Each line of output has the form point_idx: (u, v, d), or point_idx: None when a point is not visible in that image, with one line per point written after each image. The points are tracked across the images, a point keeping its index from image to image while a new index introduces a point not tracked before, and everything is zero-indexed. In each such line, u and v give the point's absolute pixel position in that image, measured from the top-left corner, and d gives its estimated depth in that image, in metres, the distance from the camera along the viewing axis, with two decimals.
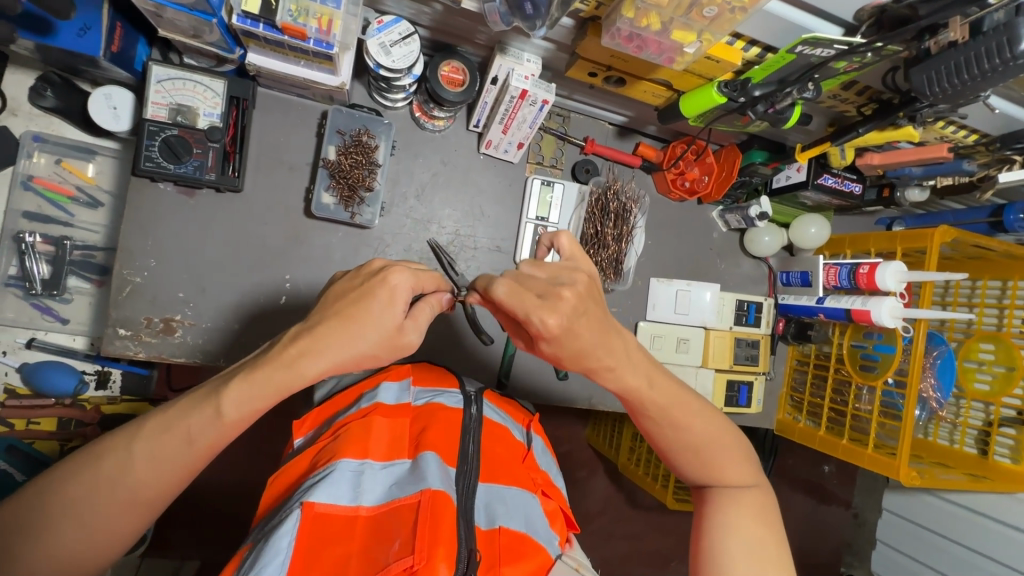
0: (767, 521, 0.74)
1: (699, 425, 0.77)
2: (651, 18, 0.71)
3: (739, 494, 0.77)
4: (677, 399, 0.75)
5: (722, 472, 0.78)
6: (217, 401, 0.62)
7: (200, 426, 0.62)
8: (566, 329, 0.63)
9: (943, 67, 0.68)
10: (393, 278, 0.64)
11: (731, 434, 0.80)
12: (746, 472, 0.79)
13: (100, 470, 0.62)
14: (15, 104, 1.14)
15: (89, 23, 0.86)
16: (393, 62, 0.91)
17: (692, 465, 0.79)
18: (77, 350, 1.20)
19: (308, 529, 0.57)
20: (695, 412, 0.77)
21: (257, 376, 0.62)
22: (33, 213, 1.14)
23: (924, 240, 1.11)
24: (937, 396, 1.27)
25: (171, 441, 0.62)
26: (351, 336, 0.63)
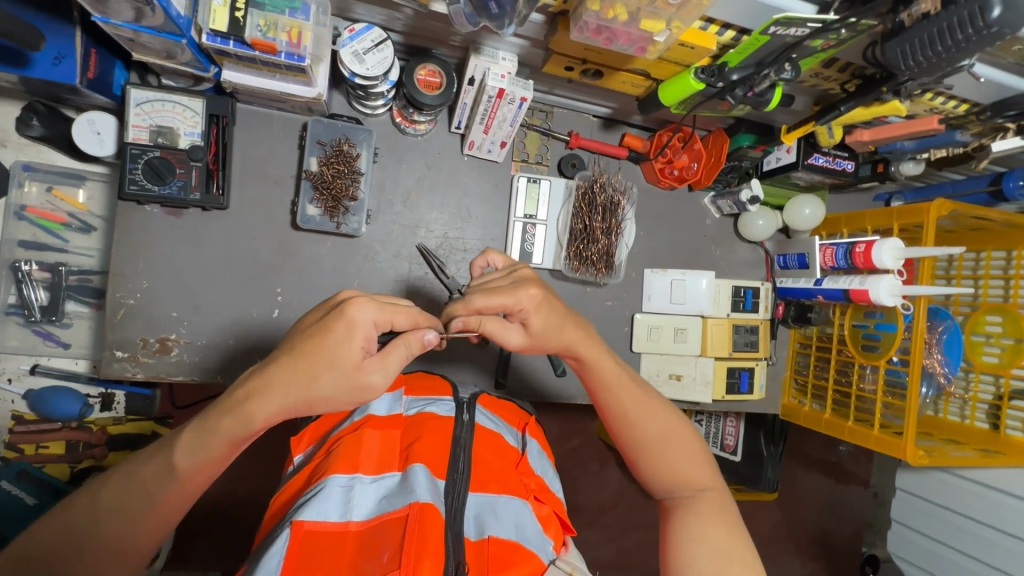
0: (726, 527, 0.75)
1: (655, 418, 0.82)
2: (617, 9, 0.70)
3: (699, 499, 0.78)
4: (631, 393, 0.82)
5: (683, 474, 0.80)
6: (168, 454, 0.65)
7: (177, 474, 0.65)
8: (539, 313, 0.75)
9: (918, 39, 0.66)
10: (352, 312, 0.62)
11: (690, 435, 0.83)
12: (707, 476, 0.81)
13: (72, 521, 0.64)
14: (4, 135, 1.17)
15: (63, 52, 0.87)
16: (368, 69, 0.91)
17: (652, 467, 0.82)
18: (80, 373, 1.22)
19: (297, 547, 0.58)
20: (649, 406, 0.82)
21: (212, 420, 0.64)
22: (29, 241, 1.17)
23: (920, 215, 1.08)
24: (945, 371, 1.25)
25: (134, 493, 0.65)
26: (308, 373, 0.62)
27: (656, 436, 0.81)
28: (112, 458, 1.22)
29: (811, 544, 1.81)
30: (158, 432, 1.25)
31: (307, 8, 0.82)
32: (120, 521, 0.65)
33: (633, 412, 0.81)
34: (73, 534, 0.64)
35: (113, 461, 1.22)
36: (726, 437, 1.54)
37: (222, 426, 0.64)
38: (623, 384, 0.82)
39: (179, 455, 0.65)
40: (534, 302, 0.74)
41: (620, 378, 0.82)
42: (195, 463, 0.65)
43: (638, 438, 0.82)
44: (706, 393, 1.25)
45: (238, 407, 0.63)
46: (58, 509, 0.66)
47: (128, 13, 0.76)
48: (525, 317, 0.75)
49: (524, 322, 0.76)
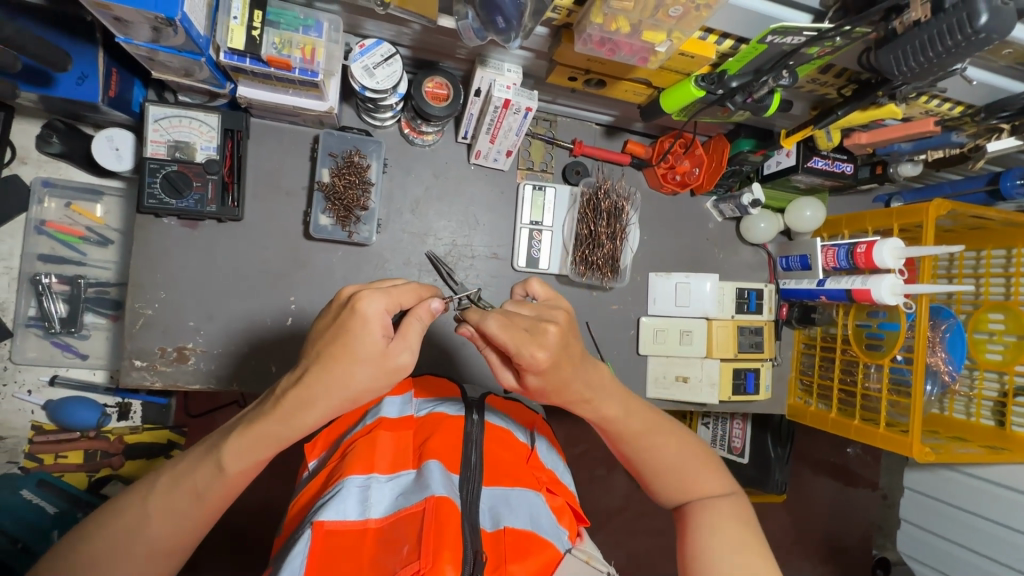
0: (743, 527, 0.76)
1: (664, 438, 0.80)
2: (620, 22, 0.73)
3: (714, 505, 0.79)
4: (641, 421, 0.79)
5: (699, 487, 0.80)
6: (218, 456, 0.67)
7: (209, 475, 0.67)
8: (539, 373, 0.67)
9: (909, 46, 0.69)
10: (362, 306, 0.64)
11: (695, 446, 0.83)
12: (720, 482, 0.81)
13: (119, 521, 0.66)
14: (24, 153, 1.20)
15: (86, 72, 0.91)
16: (378, 83, 0.94)
17: (664, 484, 0.81)
18: (97, 383, 1.25)
19: (319, 546, 0.60)
20: (661, 429, 0.81)
21: (255, 428, 0.66)
22: (48, 255, 1.20)
23: (919, 215, 1.10)
24: (949, 370, 1.25)
25: (182, 495, 0.67)
26: (344, 371, 0.64)
27: (667, 456, 0.80)
28: (128, 468, 1.24)
29: (821, 546, 1.81)
30: (173, 441, 1.27)
31: (320, 25, 0.86)
32: (169, 523, 0.67)
33: (651, 440, 0.79)
34: (121, 536, 0.66)
35: (128, 470, 1.23)
36: (733, 440, 1.55)
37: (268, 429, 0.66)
38: (633, 412, 0.78)
39: (229, 456, 0.66)
40: (538, 365, 0.65)
41: (635, 408, 0.80)
42: (240, 461, 0.67)
43: (656, 463, 0.80)
44: (713, 393, 1.26)
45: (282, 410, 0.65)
46: (105, 510, 0.68)
47: (148, 34, 0.79)
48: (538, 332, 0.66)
49: (521, 371, 0.69)
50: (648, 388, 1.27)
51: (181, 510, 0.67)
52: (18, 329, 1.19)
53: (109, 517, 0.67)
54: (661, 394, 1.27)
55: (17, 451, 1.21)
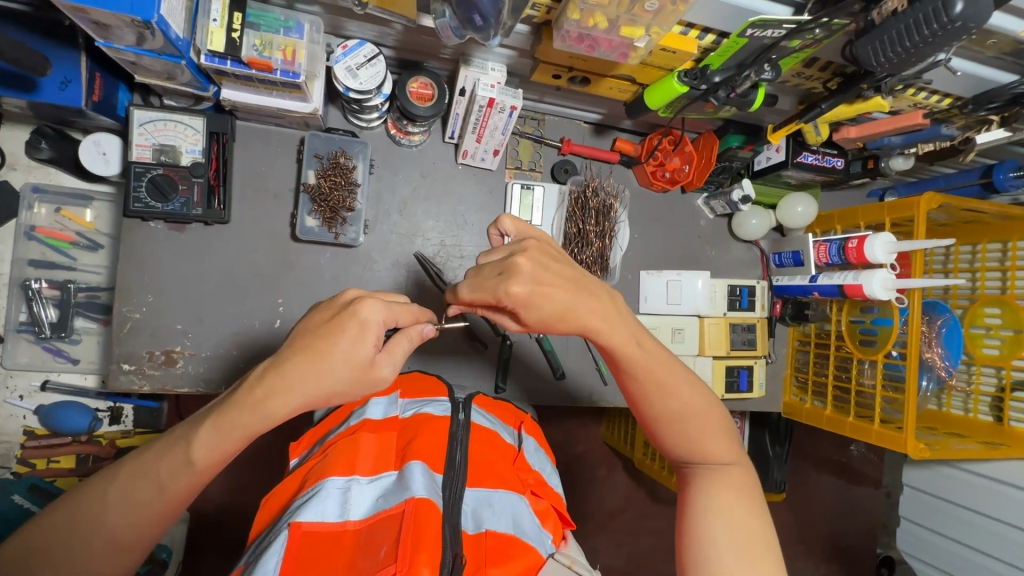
0: (746, 501, 0.73)
1: (682, 393, 0.76)
2: (597, 17, 0.72)
3: (721, 473, 0.76)
4: (659, 370, 0.75)
5: (706, 448, 0.77)
6: (188, 447, 0.66)
7: (178, 466, 0.66)
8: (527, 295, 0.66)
9: (889, 35, 0.68)
10: (362, 311, 0.65)
11: (716, 408, 0.78)
12: (729, 450, 0.77)
13: (87, 508, 0.66)
14: (14, 159, 1.21)
15: (69, 77, 0.91)
16: (361, 83, 0.94)
17: (676, 440, 0.78)
18: (89, 388, 1.25)
19: (296, 548, 0.59)
20: (677, 379, 0.76)
21: (225, 418, 0.65)
22: (39, 260, 1.20)
23: (911, 209, 1.09)
24: (946, 365, 1.24)
25: (151, 487, 0.66)
26: (321, 369, 0.64)
27: (682, 412, 0.76)
28: None
29: (822, 545, 1.79)
30: None
31: (300, 27, 0.86)
32: (133, 513, 0.67)
33: (663, 388, 0.75)
34: (90, 525, 0.66)
35: None
36: None
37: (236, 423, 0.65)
38: (651, 361, 0.74)
39: (200, 449, 0.66)
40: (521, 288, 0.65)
41: (651, 353, 0.75)
42: (210, 456, 0.66)
43: (664, 413, 0.77)
44: (706, 391, 1.26)
45: (257, 404, 0.64)
46: (74, 494, 0.68)
47: (130, 38, 0.79)
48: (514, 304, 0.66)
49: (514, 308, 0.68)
50: None
51: (148, 500, 0.67)
52: (10, 334, 1.20)
53: (77, 501, 0.67)
54: None
55: (9, 456, 1.21)
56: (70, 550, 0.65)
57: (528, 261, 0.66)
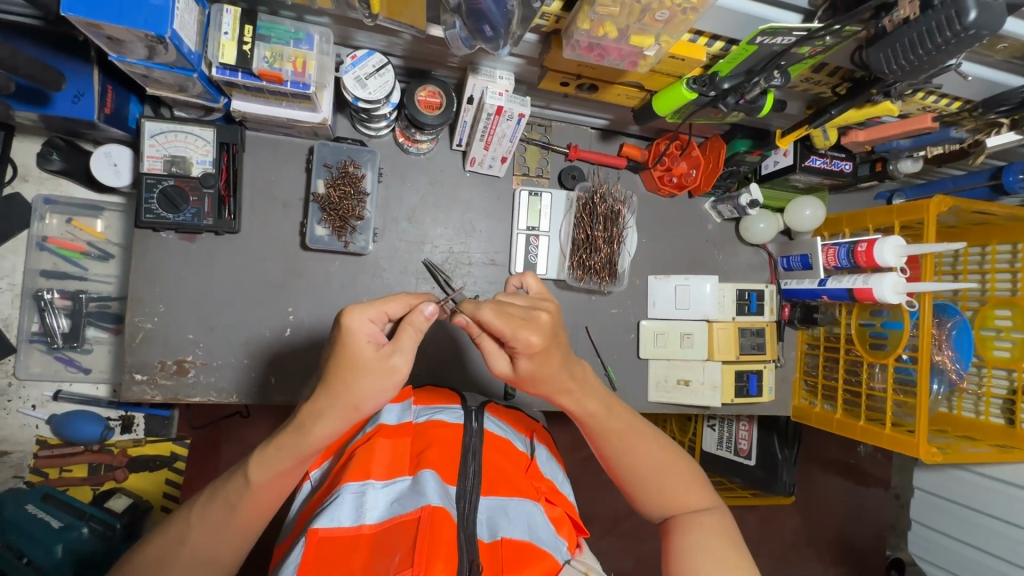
0: (727, 542, 0.75)
1: (647, 447, 0.80)
2: (607, 27, 0.72)
3: (699, 519, 0.78)
4: (625, 426, 0.80)
5: (680, 500, 0.79)
6: (245, 469, 0.69)
7: (239, 487, 0.69)
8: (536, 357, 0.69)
9: (900, 43, 0.68)
10: (350, 324, 0.63)
11: (682, 459, 0.83)
12: (703, 497, 0.80)
13: (167, 537, 0.70)
14: (25, 170, 1.22)
15: (82, 90, 0.91)
16: (370, 93, 0.94)
17: (649, 495, 0.80)
18: (101, 398, 1.26)
19: (313, 552, 0.61)
20: (641, 441, 0.80)
21: (274, 441, 0.68)
22: (51, 271, 1.21)
23: (920, 212, 1.09)
24: (956, 368, 1.23)
25: (217, 508, 0.70)
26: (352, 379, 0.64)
27: (651, 465, 0.79)
28: (132, 480, 1.25)
29: (833, 548, 1.78)
30: (176, 453, 1.29)
31: (310, 38, 0.87)
32: (212, 537, 0.70)
33: (630, 450, 0.79)
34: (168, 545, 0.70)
35: (133, 482, 1.25)
36: (739, 442, 1.51)
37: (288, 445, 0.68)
38: (617, 418, 0.80)
39: (258, 471, 0.69)
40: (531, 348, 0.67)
41: (614, 419, 0.80)
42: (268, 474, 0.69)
43: (635, 474, 0.80)
44: (716, 397, 1.25)
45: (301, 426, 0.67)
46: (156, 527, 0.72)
47: (142, 52, 0.79)
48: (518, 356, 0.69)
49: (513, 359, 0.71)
50: (650, 393, 1.26)
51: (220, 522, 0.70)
52: (22, 344, 1.21)
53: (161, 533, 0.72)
54: (663, 398, 1.26)
55: (22, 466, 1.22)
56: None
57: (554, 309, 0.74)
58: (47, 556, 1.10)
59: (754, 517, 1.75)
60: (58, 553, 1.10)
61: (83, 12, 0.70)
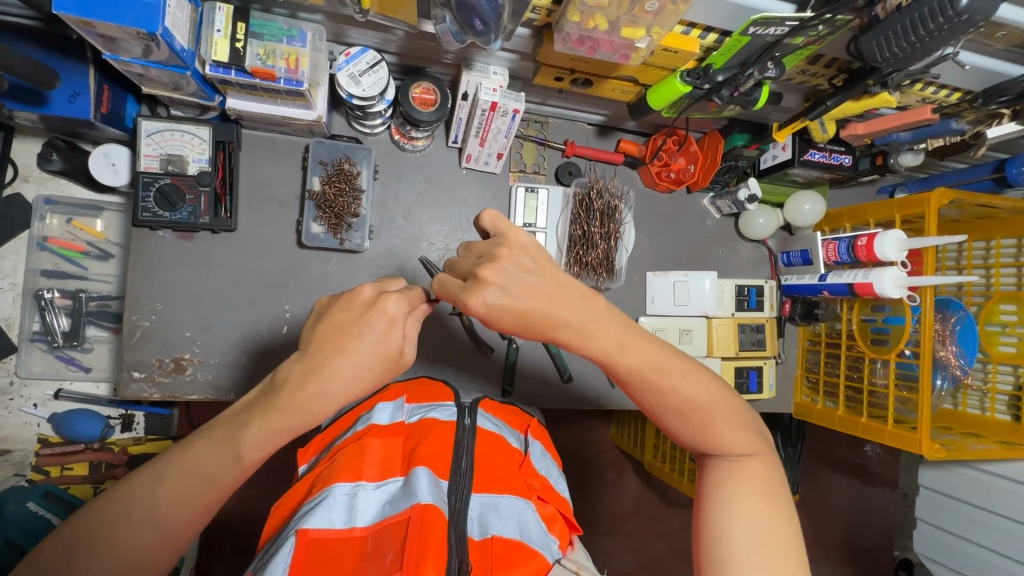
0: (768, 494, 0.70)
1: (696, 388, 0.71)
2: (597, 19, 0.72)
3: (742, 466, 0.72)
4: (672, 364, 0.70)
5: (724, 439, 0.72)
6: (235, 445, 0.65)
7: (225, 463, 0.66)
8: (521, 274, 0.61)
9: (893, 30, 0.67)
10: (363, 291, 0.68)
11: (732, 400, 0.74)
12: (747, 436, 0.73)
13: (134, 508, 0.64)
14: (27, 171, 1.24)
15: (78, 90, 0.92)
16: (364, 90, 0.94)
17: (691, 434, 0.73)
18: (102, 396, 1.28)
19: (302, 555, 0.60)
20: (686, 375, 0.71)
21: (270, 416, 0.65)
22: (51, 270, 1.22)
23: (922, 205, 1.07)
24: (961, 363, 1.21)
25: (193, 481, 0.66)
26: (353, 364, 0.65)
27: (697, 406, 0.71)
28: None
29: (838, 547, 1.76)
30: None
31: (303, 35, 0.87)
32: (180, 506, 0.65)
33: (674, 387, 0.70)
34: (131, 522, 0.64)
35: None
36: None
37: (281, 420, 0.65)
38: (665, 355, 0.69)
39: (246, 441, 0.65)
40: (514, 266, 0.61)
41: (659, 353, 0.69)
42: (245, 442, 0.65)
43: (677, 413, 0.71)
44: None
45: (295, 399, 0.65)
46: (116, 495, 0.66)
47: (136, 50, 0.80)
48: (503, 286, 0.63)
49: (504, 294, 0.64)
50: None
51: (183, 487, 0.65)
52: (24, 343, 1.22)
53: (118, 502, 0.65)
54: None
55: (24, 464, 1.23)
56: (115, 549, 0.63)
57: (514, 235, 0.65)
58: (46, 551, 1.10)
59: None
60: None
61: (75, 9, 0.71)
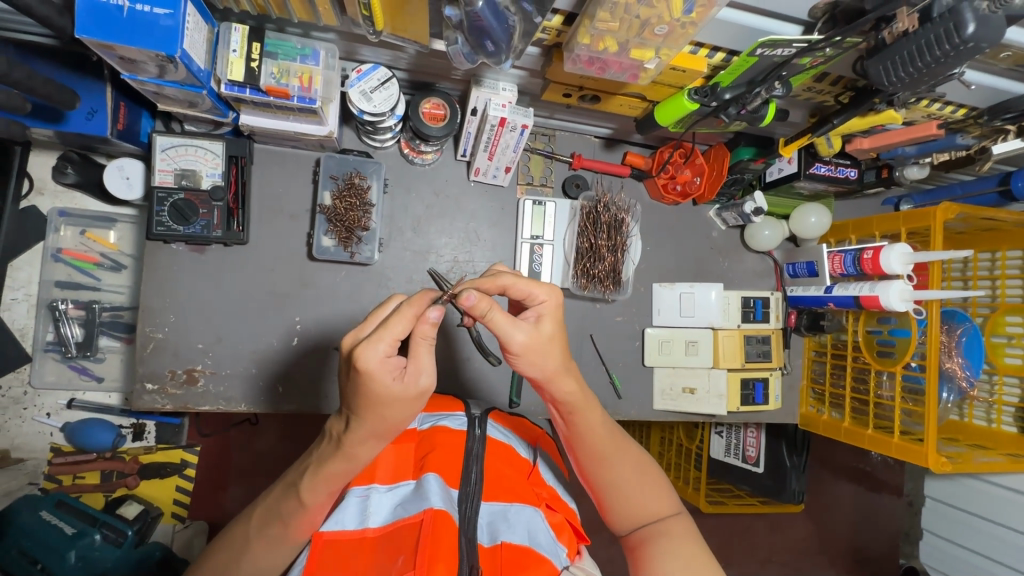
0: (693, 548, 0.76)
1: (621, 453, 0.80)
2: (607, 41, 0.73)
3: (666, 528, 0.78)
4: (603, 427, 0.80)
5: (647, 506, 0.80)
6: (297, 493, 0.67)
7: (293, 507, 0.68)
8: (553, 318, 0.72)
9: (899, 56, 0.69)
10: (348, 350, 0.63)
11: (652, 467, 0.83)
12: (669, 502, 0.81)
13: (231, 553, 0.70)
14: (42, 184, 1.26)
15: (95, 107, 0.94)
16: (375, 106, 0.95)
17: (619, 502, 0.80)
18: (113, 406, 1.29)
19: (317, 555, 0.64)
20: (619, 444, 0.81)
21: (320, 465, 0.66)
22: (65, 281, 1.24)
23: (927, 219, 1.07)
24: (967, 375, 1.21)
25: (274, 523, 0.69)
26: (372, 414, 0.61)
27: (623, 469, 0.80)
28: (143, 487, 1.28)
29: (844, 556, 1.76)
30: (187, 460, 1.33)
31: (316, 54, 0.88)
32: (267, 550, 0.70)
33: (607, 452, 0.80)
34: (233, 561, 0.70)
35: (144, 490, 1.28)
36: (747, 449, 1.48)
37: (334, 466, 0.66)
38: (598, 421, 0.79)
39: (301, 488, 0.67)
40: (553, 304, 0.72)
41: (599, 422, 0.80)
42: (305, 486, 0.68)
43: (607, 477, 0.80)
44: (721, 405, 1.24)
45: (339, 445, 0.65)
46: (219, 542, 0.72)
47: (153, 70, 0.81)
48: (539, 315, 0.72)
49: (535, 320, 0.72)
50: (655, 401, 1.26)
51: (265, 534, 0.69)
52: (38, 353, 1.24)
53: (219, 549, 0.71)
54: (668, 406, 1.25)
55: (37, 472, 1.25)
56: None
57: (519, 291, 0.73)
58: (60, 562, 1.11)
59: (762, 524, 1.74)
60: (70, 559, 1.12)
61: (97, 34, 0.72)
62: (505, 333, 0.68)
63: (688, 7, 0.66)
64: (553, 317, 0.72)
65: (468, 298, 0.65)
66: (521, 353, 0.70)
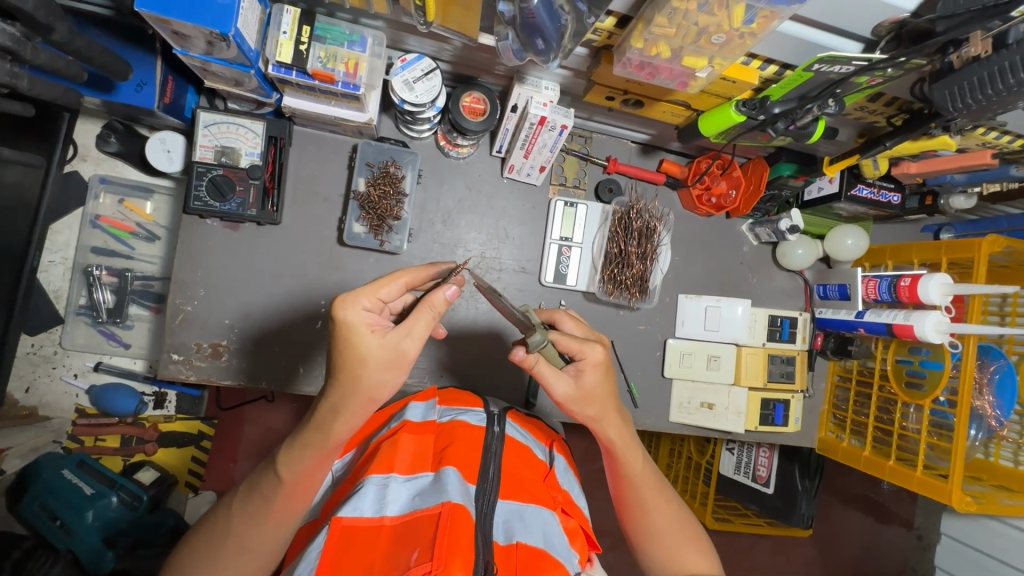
0: None
1: (660, 507, 0.84)
2: (661, 47, 0.72)
3: None
4: (648, 482, 0.84)
5: (684, 563, 0.81)
6: (310, 473, 0.69)
7: (302, 486, 0.70)
8: (596, 370, 0.75)
9: (969, 81, 0.68)
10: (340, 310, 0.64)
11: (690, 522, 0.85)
12: (706, 562, 0.82)
13: (230, 533, 0.71)
14: (85, 150, 1.29)
15: (145, 80, 0.97)
16: (417, 96, 0.95)
17: (656, 556, 0.82)
18: (138, 371, 1.32)
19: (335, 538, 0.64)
20: (659, 496, 0.84)
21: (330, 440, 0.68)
22: (100, 248, 1.28)
23: (971, 250, 1.04)
24: (997, 415, 1.16)
25: (280, 501, 0.70)
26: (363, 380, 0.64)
27: (663, 525, 0.83)
28: (161, 454, 1.32)
29: None
30: (204, 432, 1.36)
31: (364, 41, 0.88)
32: (271, 526, 0.71)
33: (647, 500, 0.83)
34: (229, 540, 0.71)
35: (160, 457, 1.32)
36: (758, 468, 1.45)
37: None
38: (642, 473, 0.84)
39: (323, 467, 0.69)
40: (597, 359, 0.75)
41: (640, 469, 0.83)
42: (300, 469, 0.69)
43: (645, 527, 0.83)
44: (739, 423, 1.23)
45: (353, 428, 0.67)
46: (219, 517, 0.72)
47: (203, 46, 0.82)
48: (581, 368, 0.75)
49: (577, 372, 0.75)
50: (671, 412, 1.24)
51: (265, 520, 0.70)
52: (71, 315, 1.28)
53: (213, 530, 0.72)
54: (684, 418, 1.24)
55: (61, 431, 1.28)
56: (235, 561, 0.71)
57: (592, 365, 0.75)
58: (79, 521, 1.12)
59: (766, 546, 1.72)
60: (87, 520, 1.12)
61: (155, 8, 0.73)
62: (548, 382, 0.73)
63: (749, 18, 0.64)
64: (594, 371, 0.75)
65: (518, 354, 0.70)
66: (562, 400, 0.75)
